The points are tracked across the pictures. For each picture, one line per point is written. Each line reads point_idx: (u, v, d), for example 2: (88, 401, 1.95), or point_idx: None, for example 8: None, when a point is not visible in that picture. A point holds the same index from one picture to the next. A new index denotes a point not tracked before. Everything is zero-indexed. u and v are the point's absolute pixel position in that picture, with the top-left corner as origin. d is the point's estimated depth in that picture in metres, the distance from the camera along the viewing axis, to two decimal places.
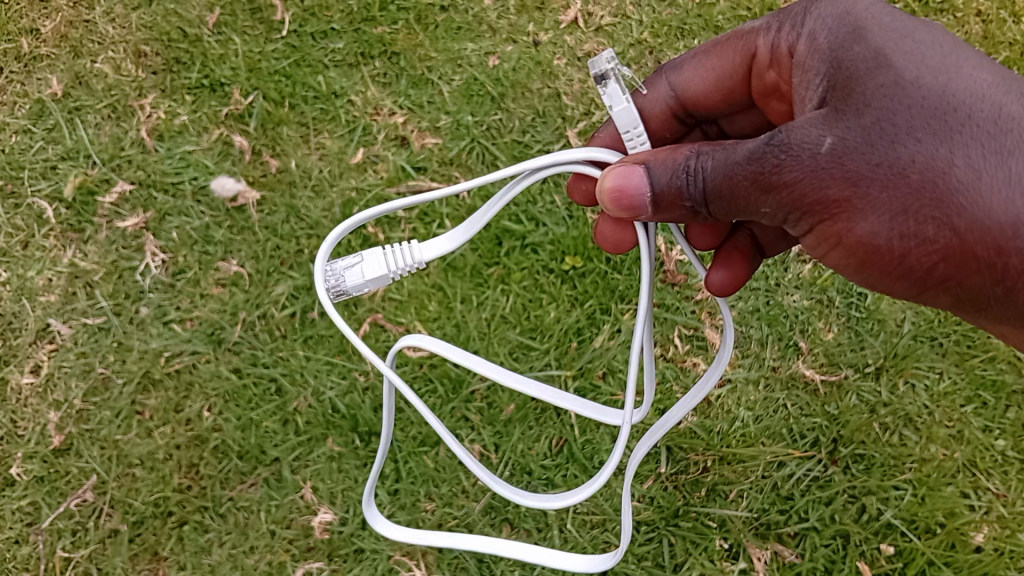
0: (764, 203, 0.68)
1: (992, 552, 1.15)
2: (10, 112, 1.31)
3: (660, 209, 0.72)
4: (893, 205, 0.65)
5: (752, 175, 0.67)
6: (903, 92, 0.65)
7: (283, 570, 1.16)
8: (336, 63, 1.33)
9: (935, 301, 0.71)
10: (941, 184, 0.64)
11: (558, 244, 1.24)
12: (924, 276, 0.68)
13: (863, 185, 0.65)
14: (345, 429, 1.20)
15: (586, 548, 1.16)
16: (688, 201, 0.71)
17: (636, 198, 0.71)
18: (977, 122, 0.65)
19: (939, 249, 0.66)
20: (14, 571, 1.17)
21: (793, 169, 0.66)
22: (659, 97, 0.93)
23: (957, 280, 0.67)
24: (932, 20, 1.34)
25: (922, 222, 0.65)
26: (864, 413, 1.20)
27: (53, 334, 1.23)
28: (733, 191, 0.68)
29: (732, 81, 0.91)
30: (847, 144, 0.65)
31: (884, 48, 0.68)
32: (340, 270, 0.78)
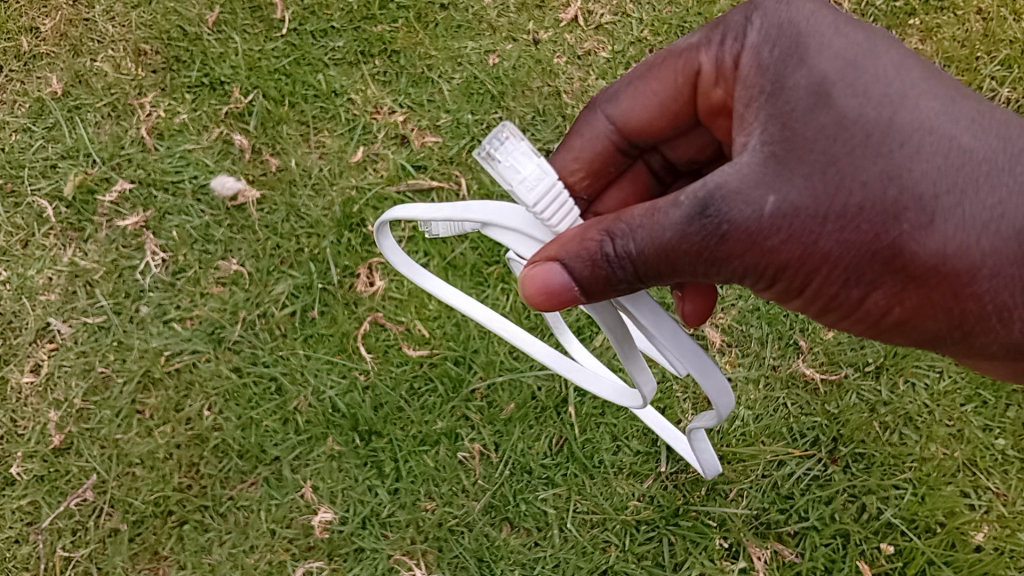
0: (711, 271, 0.66)
1: (992, 551, 1.15)
2: (10, 111, 1.31)
3: (590, 293, 0.69)
4: (846, 260, 0.66)
5: (692, 249, 0.64)
6: (844, 134, 0.65)
7: (284, 569, 1.16)
8: (336, 62, 1.33)
9: (893, 339, 0.75)
10: (895, 233, 0.65)
11: None
12: (880, 317, 0.70)
13: (813, 244, 0.65)
14: (345, 428, 1.20)
15: (586, 547, 1.16)
16: (619, 282, 0.67)
17: (564, 294, 0.70)
18: (925, 159, 0.65)
19: (896, 296, 0.67)
20: (15, 570, 1.17)
21: (739, 236, 0.64)
22: (597, 133, 0.90)
23: (911, 320, 0.70)
24: (933, 18, 1.34)
25: (878, 272, 0.66)
26: (864, 412, 1.20)
27: (53, 333, 1.23)
28: (673, 263, 0.65)
29: (676, 104, 0.86)
30: (792, 201, 0.64)
31: (824, 86, 0.66)
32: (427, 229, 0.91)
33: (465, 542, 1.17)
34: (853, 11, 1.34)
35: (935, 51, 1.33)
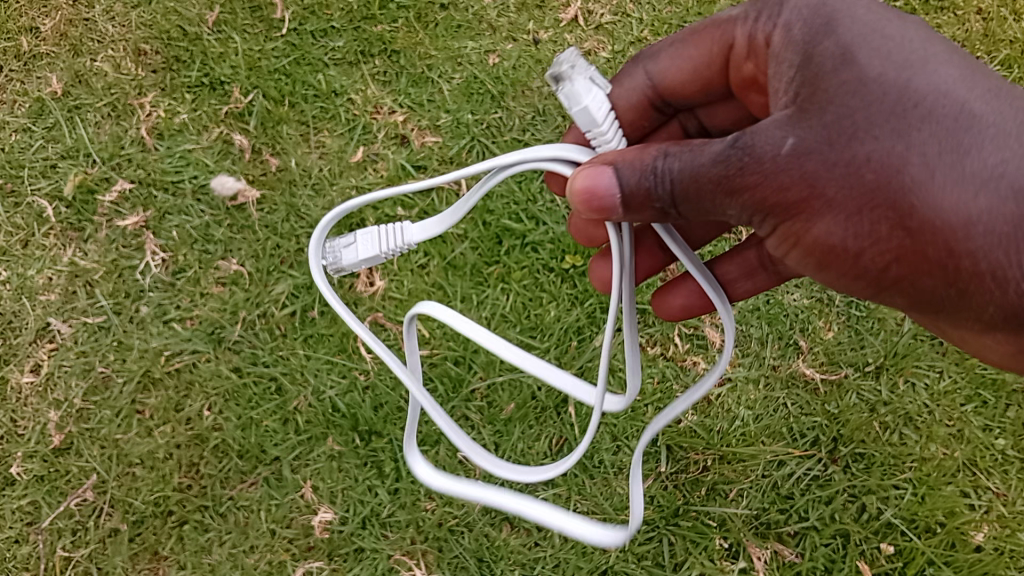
0: (727, 205, 0.66)
1: (992, 551, 1.15)
2: (10, 111, 1.31)
3: (630, 211, 0.67)
4: (848, 205, 0.65)
5: (716, 178, 0.65)
6: (863, 88, 0.65)
7: (284, 569, 1.16)
8: (336, 62, 1.33)
9: (890, 301, 0.73)
10: (903, 186, 0.64)
11: (558, 243, 1.25)
12: (877, 273, 0.69)
13: (821, 185, 0.64)
14: (345, 428, 1.20)
15: (586, 547, 1.17)
16: (657, 202, 0.66)
17: (607, 199, 0.66)
18: (937, 118, 0.65)
19: (893, 248, 0.66)
20: (15, 569, 1.17)
21: (758, 172, 0.64)
22: (635, 86, 0.90)
23: (909, 278, 0.69)
24: (933, 18, 1.33)
25: (880, 220, 0.65)
26: (864, 412, 1.20)
27: (53, 333, 1.23)
28: (698, 194, 0.65)
29: (710, 71, 0.88)
30: (808, 145, 0.64)
31: (851, 45, 0.67)
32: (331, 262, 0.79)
33: (465, 542, 1.17)
34: None
35: None
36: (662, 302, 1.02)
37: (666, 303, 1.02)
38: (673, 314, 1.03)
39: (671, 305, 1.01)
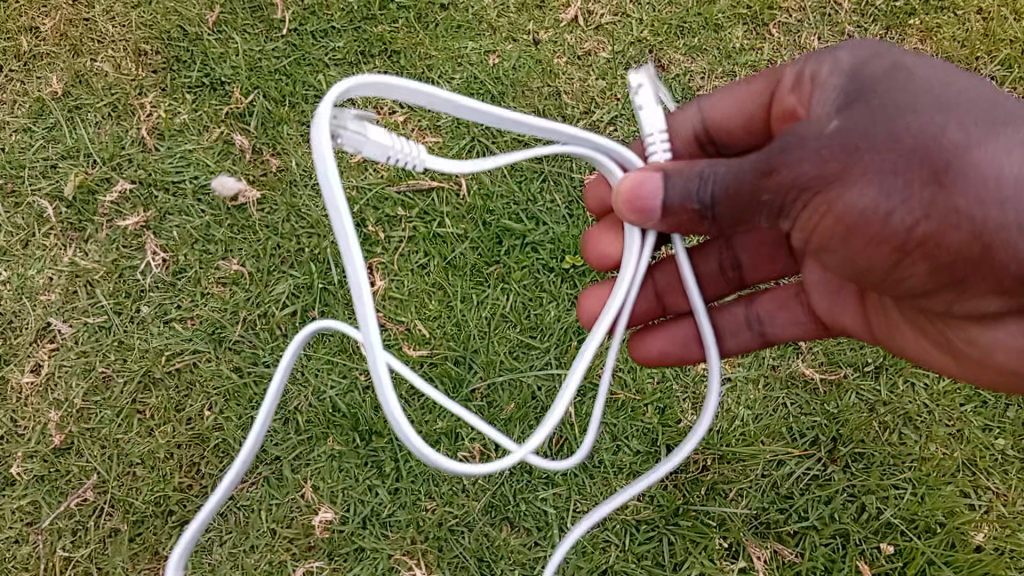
0: (765, 188, 0.72)
1: (992, 552, 1.15)
2: (10, 111, 1.31)
3: (667, 216, 0.75)
4: (886, 166, 0.71)
5: (758, 167, 0.72)
6: (905, 85, 0.76)
7: (284, 569, 1.17)
8: (337, 62, 1.33)
9: (913, 270, 0.77)
10: (934, 151, 0.71)
11: (558, 244, 1.25)
12: (906, 235, 0.73)
13: (862, 149, 0.71)
14: (345, 427, 1.20)
15: (586, 546, 1.16)
16: (696, 205, 0.74)
17: (650, 199, 0.74)
18: (969, 109, 0.76)
19: (922, 206, 0.72)
20: (15, 569, 1.17)
21: (801, 148, 0.72)
22: (688, 118, 0.96)
23: (937, 237, 0.73)
24: (933, 18, 1.34)
25: (912, 182, 0.71)
26: (863, 411, 1.20)
27: (54, 333, 1.23)
28: (739, 188, 0.72)
29: (756, 109, 0.93)
30: (852, 121, 0.73)
31: (896, 61, 0.79)
32: (328, 123, 0.67)
33: (465, 541, 1.17)
34: (853, 11, 1.34)
35: (935, 52, 1.33)
36: (640, 342, 1.04)
37: (646, 346, 1.03)
38: (648, 359, 1.04)
39: (651, 350, 1.03)
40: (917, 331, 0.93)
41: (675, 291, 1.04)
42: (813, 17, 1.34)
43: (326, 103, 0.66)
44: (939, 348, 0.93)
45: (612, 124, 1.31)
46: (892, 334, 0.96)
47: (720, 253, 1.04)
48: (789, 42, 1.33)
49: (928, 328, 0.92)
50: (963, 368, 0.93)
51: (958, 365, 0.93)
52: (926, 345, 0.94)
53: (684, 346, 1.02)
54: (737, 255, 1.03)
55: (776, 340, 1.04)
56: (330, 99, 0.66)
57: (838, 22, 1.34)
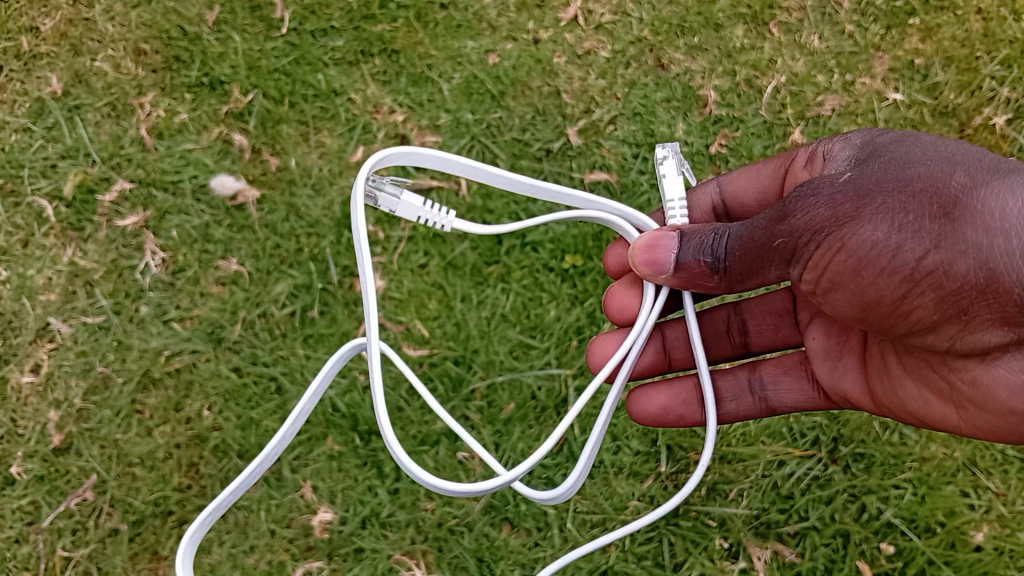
0: (779, 233, 0.81)
1: (992, 551, 1.15)
2: (9, 111, 1.31)
3: (680, 271, 0.86)
4: (891, 204, 0.77)
5: (771, 217, 0.82)
6: (912, 146, 0.84)
7: (284, 569, 1.17)
8: (336, 62, 1.33)
9: (923, 307, 0.79)
10: (940, 190, 0.77)
11: (558, 243, 1.24)
12: (915, 268, 0.76)
13: (869, 193, 0.79)
14: (344, 427, 1.20)
15: (585, 546, 1.17)
16: (709, 258, 0.85)
17: (663, 252, 0.86)
18: (978, 160, 0.81)
19: (930, 238, 0.76)
20: (15, 569, 1.17)
21: (813, 197, 0.80)
22: (707, 193, 1.05)
23: (945, 267, 0.76)
24: (933, 18, 1.33)
25: (918, 218, 0.77)
26: (864, 411, 1.19)
27: (54, 333, 1.23)
28: (752, 239, 0.83)
29: (770, 186, 1.02)
30: (863, 174, 0.81)
31: (906, 132, 0.87)
32: (367, 187, 0.92)
33: (465, 542, 1.17)
34: (853, 10, 1.34)
35: (936, 51, 1.33)
36: (643, 396, 1.04)
37: (648, 400, 1.04)
38: (647, 412, 1.04)
39: (652, 404, 1.04)
40: (918, 382, 0.92)
41: (682, 352, 1.06)
42: (813, 16, 1.34)
43: (365, 171, 0.89)
44: (942, 399, 0.90)
45: (612, 123, 1.31)
46: (892, 387, 0.95)
47: (729, 315, 1.07)
48: (790, 42, 1.33)
49: (931, 377, 0.90)
50: (965, 415, 0.89)
51: (961, 415, 0.90)
52: (925, 394, 0.92)
53: (684, 406, 1.03)
54: (745, 318, 1.07)
55: (779, 407, 1.05)
56: (367, 169, 0.89)
57: (838, 22, 1.33)
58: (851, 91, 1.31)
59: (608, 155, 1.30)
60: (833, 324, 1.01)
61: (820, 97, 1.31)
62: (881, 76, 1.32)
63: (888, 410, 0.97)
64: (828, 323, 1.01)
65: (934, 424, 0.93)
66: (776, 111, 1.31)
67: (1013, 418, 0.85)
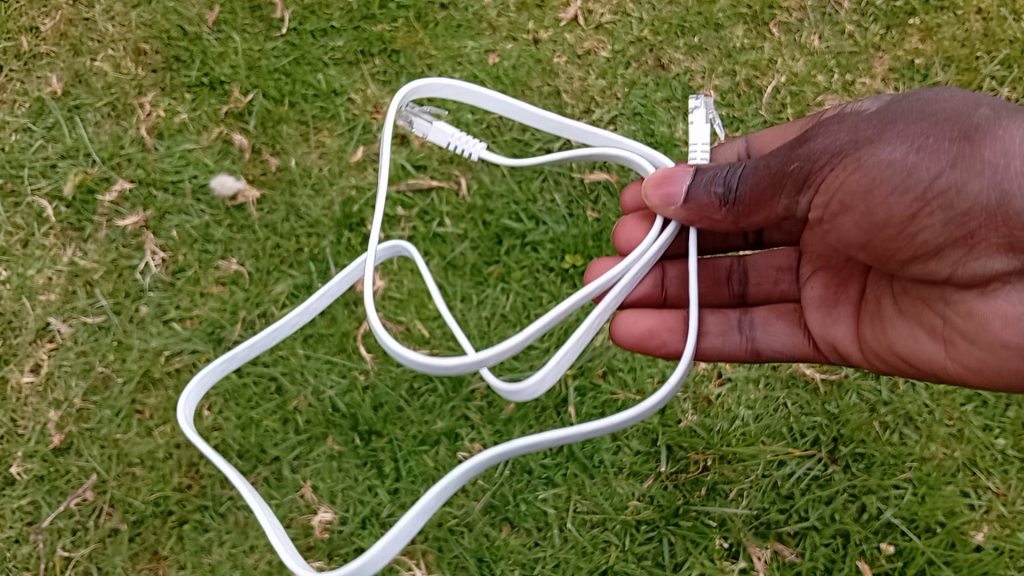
0: (793, 159, 0.81)
1: (992, 551, 1.15)
2: (10, 111, 1.31)
3: (690, 202, 0.86)
4: (911, 127, 0.77)
5: (786, 146, 0.82)
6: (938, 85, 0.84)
7: (284, 570, 1.16)
8: (336, 62, 1.33)
9: (930, 229, 0.78)
10: (962, 116, 0.77)
11: (558, 243, 1.25)
12: (928, 186, 0.76)
13: (889, 118, 0.79)
14: (345, 427, 1.20)
15: (586, 547, 1.17)
16: (719, 189, 0.85)
17: (675, 183, 0.86)
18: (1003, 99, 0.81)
19: (947, 157, 0.75)
20: (15, 569, 1.17)
21: (831, 126, 0.81)
22: (733, 148, 1.06)
23: (957, 188, 0.75)
24: (933, 18, 1.33)
25: (937, 139, 0.76)
26: (864, 412, 1.19)
27: (53, 333, 1.23)
28: (765, 169, 0.83)
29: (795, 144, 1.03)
30: (885, 106, 0.81)
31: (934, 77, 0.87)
32: (403, 110, 0.99)
33: (465, 542, 1.17)
34: (853, 10, 1.34)
35: (935, 51, 1.33)
36: (630, 318, 1.03)
37: (635, 320, 1.03)
38: (631, 333, 1.03)
39: (637, 326, 1.03)
40: (911, 323, 0.92)
41: (678, 289, 1.07)
42: (813, 16, 1.34)
43: (402, 91, 0.98)
44: (932, 338, 0.90)
45: (612, 123, 1.31)
46: (884, 329, 0.95)
47: (732, 263, 1.10)
48: (789, 42, 1.33)
49: (926, 315, 0.90)
50: (954, 353, 0.89)
51: (950, 353, 0.89)
52: (920, 334, 0.91)
53: (670, 333, 1.02)
54: (747, 269, 1.09)
55: (765, 351, 1.04)
56: (406, 88, 0.98)
57: (838, 22, 1.33)
58: (851, 91, 1.31)
59: None
60: (835, 276, 1.01)
61: (820, 97, 1.30)
62: (881, 76, 1.32)
63: (878, 356, 0.97)
64: (828, 274, 1.01)
65: (925, 367, 0.92)
66: (777, 111, 1.30)
67: (1004, 351, 0.84)
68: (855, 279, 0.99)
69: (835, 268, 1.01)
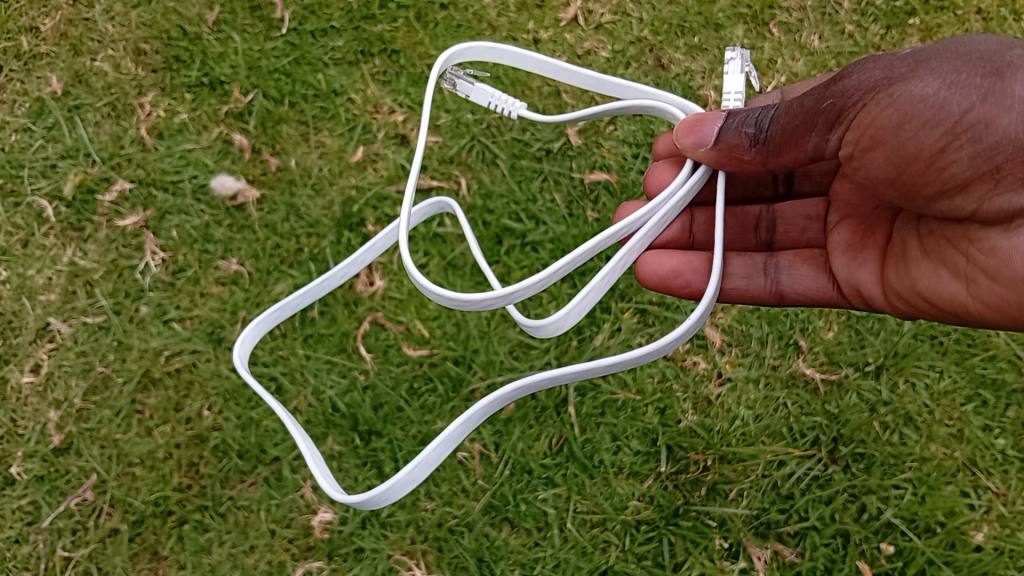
0: (826, 97, 0.81)
1: (992, 551, 1.15)
2: (10, 111, 1.31)
3: (721, 143, 0.87)
4: (945, 65, 0.76)
5: (820, 86, 0.82)
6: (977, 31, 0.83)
7: (284, 570, 1.17)
8: (336, 62, 1.33)
9: (958, 164, 0.77)
10: (996, 54, 0.76)
11: (558, 243, 1.25)
12: (958, 120, 0.75)
13: (924, 57, 0.78)
14: (345, 428, 1.20)
15: (586, 547, 1.17)
16: (750, 129, 0.86)
17: (707, 126, 0.87)
18: None
19: (978, 92, 0.74)
20: (15, 569, 1.17)
21: (868, 64, 0.80)
22: (771, 98, 1.10)
23: (986, 122, 0.74)
24: (934, 18, 1.33)
25: (970, 76, 0.75)
26: (864, 412, 1.19)
27: (53, 333, 1.23)
28: (798, 110, 0.83)
29: None
30: (923, 48, 0.80)
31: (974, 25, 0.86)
32: (448, 74, 1.03)
33: (465, 542, 1.17)
34: (853, 10, 1.34)
35: None
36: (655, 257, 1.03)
37: (660, 260, 1.03)
38: (654, 272, 1.03)
39: (660, 266, 1.03)
40: (935, 264, 0.90)
41: (705, 235, 1.09)
42: (813, 16, 1.34)
43: (444, 54, 1.02)
44: (955, 277, 0.88)
45: (612, 123, 1.30)
46: (907, 270, 0.93)
47: (761, 211, 1.11)
48: (789, 42, 1.33)
49: (950, 255, 0.88)
50: (977, 292, 0.87)
51: (971, 292, 0.87)
52: (942, 275, 0.89)
53: (694, 274, 1.02)
54: (775, 217, 1.10)
55: (789, 294, 1.04)
56: (448, 52, 1.02)
57: (838, 22, 1.33)
58: None
59: (608, 155, 1.28)
60: (862, 223, 1.00)
61: None
62: None
63: (901, 299, 0.96)
64: (855, 221, 1.01)
65: (947, 308, 0.91)
66: None
67: None
68: (883, 224, 0.98)
69: (862, 216, 1.00)
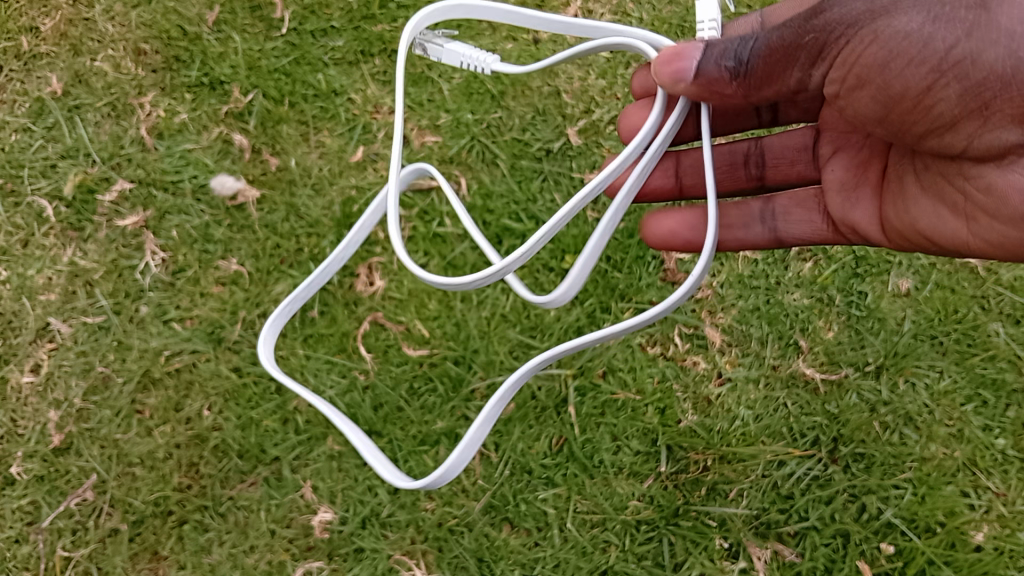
0: (809, 31, 0.77)
1: (992, 551, 1.15)
2: (10, 111, 1.31)
3: (700, 79, 0.78)
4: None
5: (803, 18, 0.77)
6: None
7: (284, 569, 1.17)
8: (336, 62, 1.32)
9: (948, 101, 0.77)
10: None
11: (559, 244, 1.25)
12: (944, 57, 0.75)
13: None
14: (345, 428, 1.20)
15: (586, 546, 1.17)
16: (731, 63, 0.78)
17: (686, 57, 0.78)
18: None
19: (964, 27, 0.74)
20: (15, 569, 1.17)
21: None
22: (748, 24, 1.01)
23: (974, 58, 0.74)
24: None
25: (953, 9, 0.74)
26: (864, 412, 1.19)
27: (53, 333, 1.23)
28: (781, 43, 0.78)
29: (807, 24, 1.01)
30: None
31: None
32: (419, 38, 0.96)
33: (465, 542, 1.17)
34: None
35: None
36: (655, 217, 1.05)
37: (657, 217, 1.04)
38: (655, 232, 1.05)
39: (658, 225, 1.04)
40: (933, 200, 0.91)
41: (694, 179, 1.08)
42: None
43: (413, 19, 0.93)
44: (953, 214, 0.90)
45: (612, 123, 1.30)
46: (906, 207, 0.94)
47: (749, 147, 1.07)
48: None
49: (946, 190, 0.89)
50: (975, 227, 0.89)
51: (971, 230, 0.89)
52: (939, 210, 0.91)
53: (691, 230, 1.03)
54: (764, 152, 1.07)
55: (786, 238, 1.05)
56: (417, 16, 0.93)
57: None
58: None
59: (608, 155, 1.29)
60: (855, 156, 0.99)
61: None
62: None
63: (900, 235, 0.97)
64: (846, 156, 1.00)
65: (946, 244, 0.92)
66: None
67: None
68: (876, 158, 0.98)
69: (854, 148, 0.99)
